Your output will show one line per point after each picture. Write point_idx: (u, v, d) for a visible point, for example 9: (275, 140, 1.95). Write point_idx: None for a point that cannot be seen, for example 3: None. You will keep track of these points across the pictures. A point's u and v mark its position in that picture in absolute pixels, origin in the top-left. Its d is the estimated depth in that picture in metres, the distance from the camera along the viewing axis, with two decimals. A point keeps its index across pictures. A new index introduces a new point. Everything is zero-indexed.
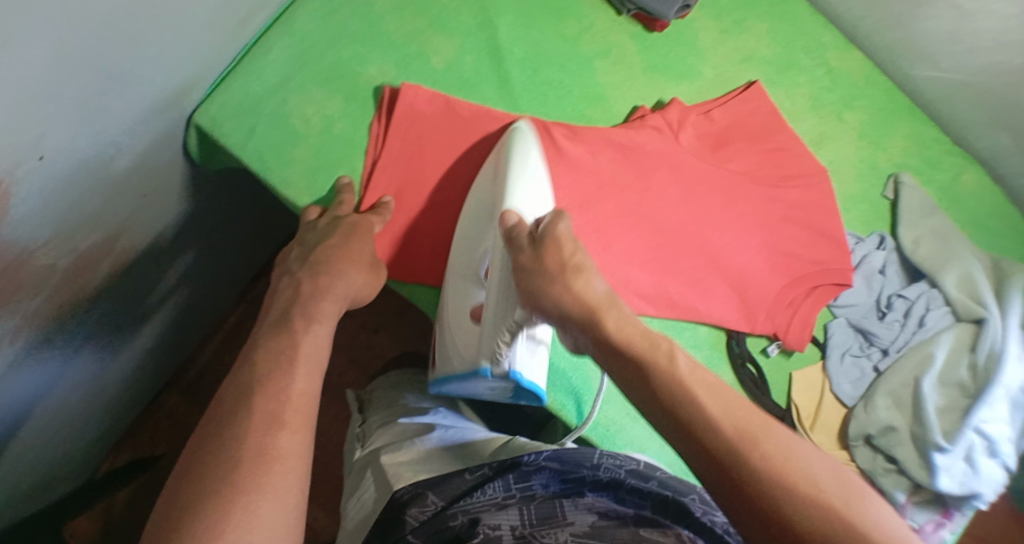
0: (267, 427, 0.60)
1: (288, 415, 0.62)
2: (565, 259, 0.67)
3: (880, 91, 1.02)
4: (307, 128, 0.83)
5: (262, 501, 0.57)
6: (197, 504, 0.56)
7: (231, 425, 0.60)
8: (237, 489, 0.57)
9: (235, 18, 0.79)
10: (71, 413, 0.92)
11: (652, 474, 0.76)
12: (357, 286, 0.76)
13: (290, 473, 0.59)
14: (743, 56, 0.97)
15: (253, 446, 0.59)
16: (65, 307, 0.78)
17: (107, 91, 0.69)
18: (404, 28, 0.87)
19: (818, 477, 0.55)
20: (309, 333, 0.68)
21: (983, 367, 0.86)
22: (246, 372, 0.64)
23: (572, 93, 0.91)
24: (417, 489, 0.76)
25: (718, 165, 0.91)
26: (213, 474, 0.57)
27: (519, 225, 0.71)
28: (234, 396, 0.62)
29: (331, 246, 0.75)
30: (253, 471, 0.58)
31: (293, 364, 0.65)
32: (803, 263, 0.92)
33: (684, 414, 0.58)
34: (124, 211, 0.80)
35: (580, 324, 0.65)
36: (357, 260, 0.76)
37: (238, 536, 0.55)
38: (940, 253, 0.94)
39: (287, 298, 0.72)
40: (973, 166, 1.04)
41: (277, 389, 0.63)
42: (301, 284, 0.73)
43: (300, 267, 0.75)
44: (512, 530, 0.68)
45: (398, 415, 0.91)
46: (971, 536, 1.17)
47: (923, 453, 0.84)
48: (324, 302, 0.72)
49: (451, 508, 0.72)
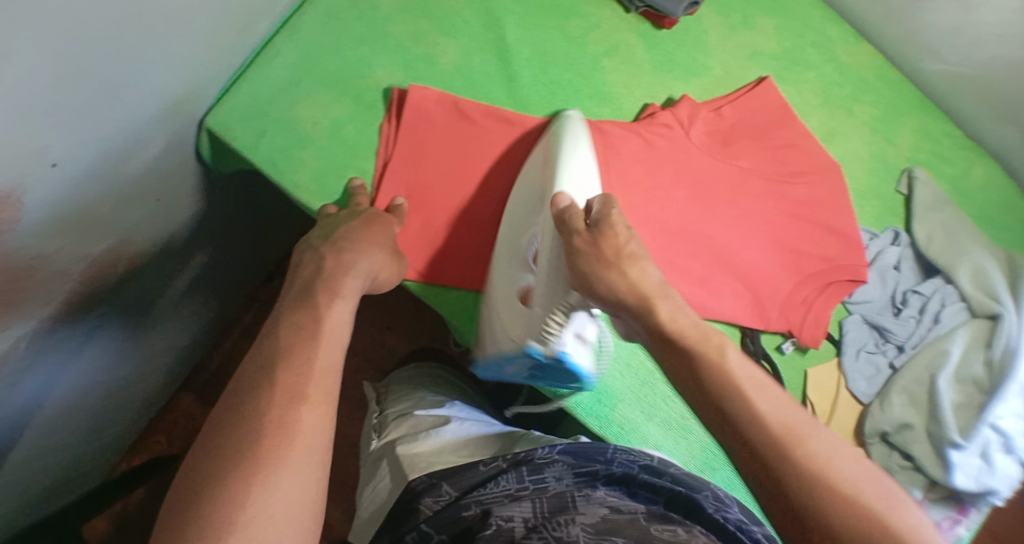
0: (289, 402, 0.60)
1: (309, 390, 0.62)
2: (621, 249, 0.71)
3: (889, 86, 1.01)
4: (316, 131, 0.83)
5: (280, 474, 0.57)
6: (216, 473, 0.56)
7: (253, 396, 0.60)
8: (261, 461, 0.57)
9: (242, 22, 0.79)
10: (85, 417, 0.93)
11: (666, 470, 0.75)
12: (380, 265, 0.75)
13: (312, 449, 0.59)
14: (750, 52, 0.97)
15: (274, 421, 0.59)
16: (77, 313, 0.79)
17: (116, 97, 0.69)
18: (411, 29, 0.87)
19: (856, 481, 0.58)
20: (332, 309, 0.68)
21: (998, 363, 0.85)
22: (269, 345, 0.64)
23: (581, 92, 0.90)
24: (432, 480, 0.76)
25: (727, 162, 0.91)
26: (235, 446, 0.57)
27: (572, 210, 0.72)
28: (256, 369, 0.62)
29: (353, 226, 0.75)
30: (275, 442, 0.58)
31: (315, 338, 0.65)
32: (816, 260, 0.91)
33: (728, 407, 0.62)
34: (137, 215, 0.80)
35: (633, 311, 0.70)
36: (381, 241, 0.76)
37: (258, 507, 0.55)
38: (954, 248, 0.93)
39: (310, 274, 0.72)
40: (985, 159, 1.03)
41: (298, 363, 0.63)
42: (324, 260, 0.73)
43: (323, 242, 0.75)
44: (525, 522, 0.67)
45: (413, 407, 0.91)
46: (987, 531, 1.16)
47: (938, 450, 0.84)
48: (347, 278, 0.71)
49: (465, 498, 0.72)
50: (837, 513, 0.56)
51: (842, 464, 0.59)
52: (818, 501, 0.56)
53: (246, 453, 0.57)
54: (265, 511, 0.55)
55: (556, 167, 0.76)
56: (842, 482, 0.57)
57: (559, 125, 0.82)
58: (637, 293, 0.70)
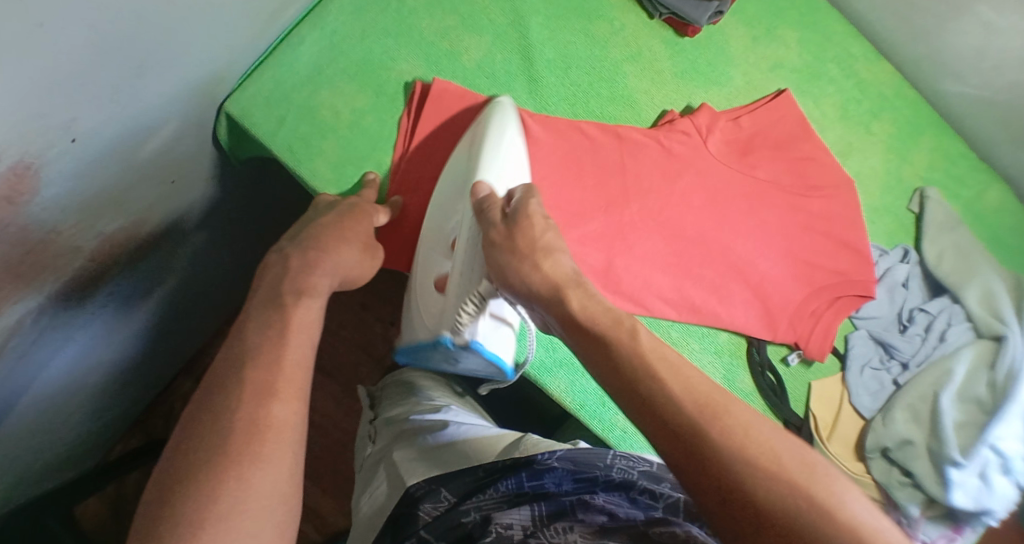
0: (260, 398, 0.59)
1: (281, 386, 0.61)
2: (534, 242, 0.70)
3: (907, 104, 1.02)
4: (337, 120, 0.83)
5: (254, 470, 0.57)
6: (186, 473, 0.56)
7: (223, 392, 0.60)
8: (233, 458, 0.56)
9: (269, 7, 0.79)
10: (85, 395, 0.93)
11: (665, 477, 0.76)
12: (349, 262, 0.74)
13: (284, 444, 0.59)
14: (772, 64, 0.97)
15: (245, 417, 0.58)
16: (87, 289, 0.79)
17: (141, 76, 0.69)
18: (436, 23, 0.87)
19: (777, 453, 0.54)
20: (300, 306, 0.67)
21: (1002, 384, 0.85)
22: (238, 342, 0.63)
23: (601, 95, 0.91)
24: (431, 485, 0.76)
25: (744, 172, 0.91)
26: (207, 444, 0.57)
27: (489, 197, 0.73)
28: (226, 365, 0.61)
29: (325, 225, 0.74)
30: (246, 439, 0.57)
31: (284, 335, 0.64)
32: (825, 273, 0.92)
33: (646, 389, 0.58)
34: (151, 196, 0.81)
35: (544, 302, 0.68)
36: (349, 236, 0.74)
37: (232, 503, 0.55)
38: (964, 269, 0.93)
39: (276, 272, 0.70)
40: (998, 183, 1.04)
41: (270, 359, 0.62)
42: (289, 259, 0.71)
43: (290, 243, 0.73)
44: (523, 529, 0.67)
45: (407, 410, 0.89)
46: None
47: (938, 468, 0.84)
48: (314, 276, 0.70)
49: (464, 503, 0.73)
50: (762, 487, 0.52)
51: (777, 441, 0.55)
52: (740, 480, 0.52)
53: (219, 451, 0.56)
54: (239, 508, 0.55)
55: (480, 158, 0.76)
56: (766, 458, 0.53)
57: (493, 108, 0.81)
58: (558, 275, 0.68)
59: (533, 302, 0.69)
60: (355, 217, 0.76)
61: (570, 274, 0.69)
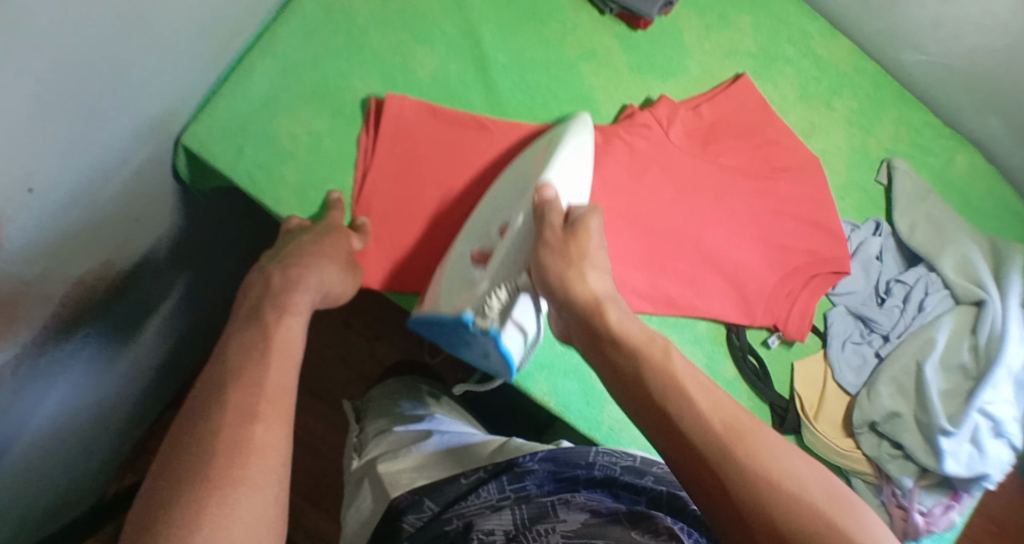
0: (241, 420, 0.59)
1: (262, 408, 0.61)
2: (585, 251, 0.71)
3: (867, 78, 1.02)
4: (296, 144, 0.83)
5: (238, 493, 0.56)
6: (171, 498, 0.55)
7: (205, 418, 0.59)
8: (213, 483, 0.56)
9: (216, 36, 0.79)
10: (74, 442, 0.92)
11: (647, 470, 0.77)
12: (332, 280, 0.74)
13: (266, 465, 0.58)
14: (728, 50, 0.97)
15: (228, 440, 0.58)
16: (61, 335, 0.78)
17: (93, 119, 0.69)
18: (387, 39, 0.87)
19: (805, 484, 0.56)
20: (282, 324, 0.67)
21: (984, 349, 0.86)
22: (219, 366, 0.63)
23: (560, 97, 0.90)
24: (415, 496, 0.76)
25: (709, 161, 0.91)
26: (190, 471, 0.56)
27: (554, 203, 0.72)
28: (208, 392, 0.61)
29: (308, 241, 0.74)
30: (230, 460, 0.57)
31: (268, 356, 0.64)
32: (799, 253, 0.92)
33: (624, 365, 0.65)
34: (117, 235, 0.80)
35: (581, 315, 0.69)
36: (332, 255, 0.74)
37: (215, 529, 0.54)
38: (936, 237, 0.93)
39: (258, 292, 0.70)
40: (965, 148, 1.04)
41: (249, 381, 0.62)
42: (270, 277, 0.71)
43: (271, 261, 0.73)
44: (506, 534, 0.68)
45: (393, 423, 0.89)
46: (986, 515, 1.16)
47: (929, 438, 0.84)
48: (296, 294, 0.69)
49: (447, 512, 0.73)
50: (787, 513, 0.54)
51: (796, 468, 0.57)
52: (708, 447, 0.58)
53: (201, 477, 0.56)
54: (219, 532, 0.54)
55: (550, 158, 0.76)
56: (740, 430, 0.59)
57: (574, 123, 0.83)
58: (588, 298, 0.69)
59: (570, 311, 0.69)
60: (338, 234, 0.77)
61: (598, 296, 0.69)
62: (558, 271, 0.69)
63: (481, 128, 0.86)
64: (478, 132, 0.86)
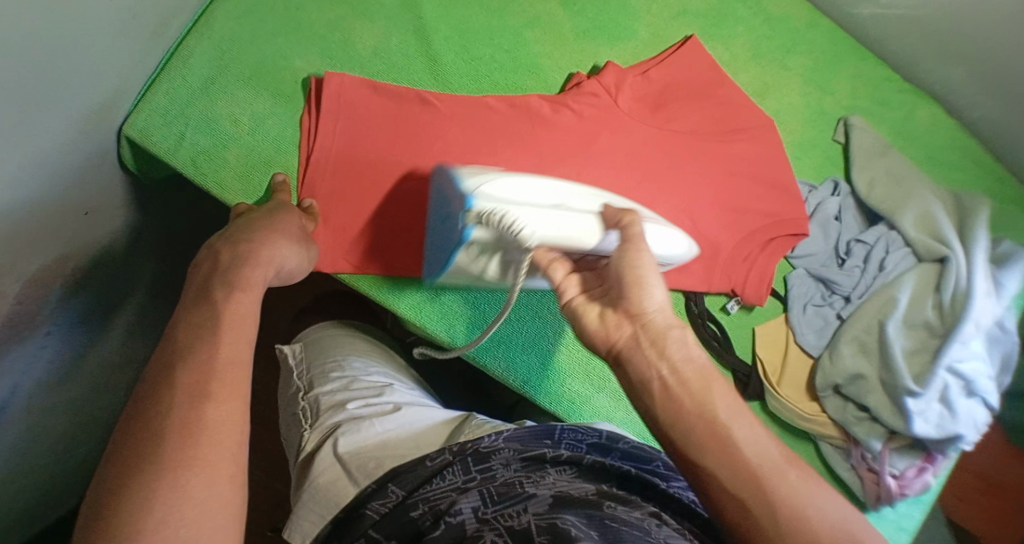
0: (192, 402, 0.56)
1: (213, 387, 0.57)
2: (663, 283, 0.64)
3: (821, 35, 1.00)
4: (237, 128, 0.82)
5: (191, 477, 0.53)
6: (123, 484, 0.52)
7: (154, 402, 0.56)
8: (163, 467, 0.53)
9: (154, 21, 0.77)
10: (50, 443, 0.87)
11: (613, 446, 0.72)
12: (284, 255, 0.71)
13: (221, 448, 0.55)
14: (676, 12, 0.95)
15: (178, 423, 0.55)
16: (22, 331, 0.73)
17: (35, 106, 0.65)
18: (326, 15, 0.86)
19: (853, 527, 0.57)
20: (232, 301, 0.63)
21: (949, 306, 0.84)
22: (169, 346, 0.60)
23: (504, 66, 0.89)
24: (378, 482, 0.69)
25: (658, 125, 0.90)
26: (139, 457, 0.53)
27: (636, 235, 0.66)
28: (157, 373, 0.58)
29: (259, 220, 0.72)
30: (180, 444, 0.54)
31: (216, 335, 0.60)
32: (756, 216, 0.90)
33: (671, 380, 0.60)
34: (68, 229, 0.76)
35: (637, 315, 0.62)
36: (284, 232, 0.73)
37: (168, 514, 0.52)
38: (896, 194, 0.92)
39: (206, 270, 0.66)
40: (927, 102, 1.01)
41: (200, 361, 0.58)
42: (219, 255, 0.68)
43: (218, 240, 0.70)
44: (475, 512, 0.61)
45: (353, 394, 0.81)
46: (985, 482, 1.11)
47: (895, 399, 0.83)
48: (249, 270, 0.67)
49: (411, 497, 0.67)
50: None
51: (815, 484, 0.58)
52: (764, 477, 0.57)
53: (151, 461, 0.53)
54: (173, 515, 0.52)
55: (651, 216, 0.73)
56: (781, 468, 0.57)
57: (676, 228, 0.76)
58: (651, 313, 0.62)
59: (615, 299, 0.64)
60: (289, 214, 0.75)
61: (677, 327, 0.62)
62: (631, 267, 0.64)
63: (426, 102, 0.85)
64: (422, 107, 0.85)
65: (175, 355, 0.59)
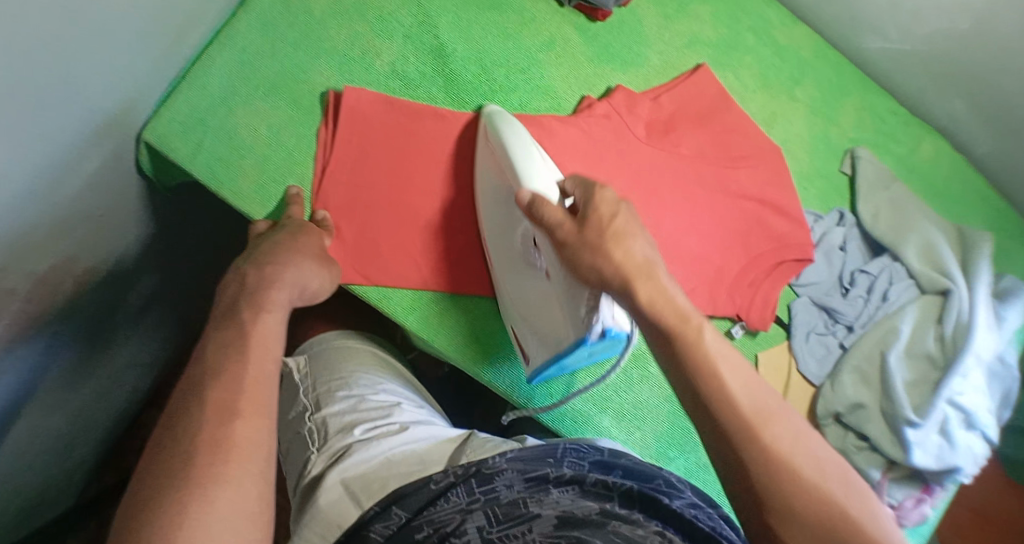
0: (219, 418, 0.57)
1: (241, 405, 0.58)
2: (615, 227, 0.68)
3: (830, 67, 1.02)
4: (255, 138, 0.83)
5: (218, 492, 0.53)
6: (150, 498, 0.52)
7: (181, 418, 0.57)
8: (190, 483, 0.53)
9: (177, 29, 0.78)
10: (50, 443, 0.87)
11: (615, 464, 0.72)
12: (306, 274, 0.73)
13: (249, 463, 0.56)
14: (688, 40, 0.97)
15: (206, 439, 0.56)
16: (31, 330, 0.73)
17: (60, 109, 0.66)
18: (346, 32, 0.88)
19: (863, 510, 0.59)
20: (258, 322, 0.65)
21: (951, 338, 0.85)
22: (198, 364, 0.61)
23: (518, 87, 0.91)
24: (384, 505, 0.69)
25: (669, 149, 0.91)
26: (167, 472, 0.54)
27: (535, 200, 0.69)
28: (186, 390, 0.59)
29: (277, 239, 0.73)
30: (210, 458, 0.55)
31: (244, 353, 0.62)
32: (762, 242, 0.91)
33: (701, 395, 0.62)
34: (83, 231, 0.77)
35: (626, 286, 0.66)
36: (301, 248, 0.73)
37: (194, 526, 0.52)
38: (900, 225, 0.93)
39: (232, 294, 0.68)
40: (932, 136, 1.03)
41: (228, 378, 0.59)
42: (246, 277, 0.69)
43: (244, 261, 0.72)
44: (480, 532, 0.62)
45: (357, 417, 0.81)
46: (980, 517, 1.12)
47: (894, 429, 0.83)
48: (273, 290, 0.68)
49: (416, 518, 0.66)
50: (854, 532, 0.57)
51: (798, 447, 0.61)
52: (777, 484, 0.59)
53: (176, 478, 0.53)
54: (199, 530, 0.52)
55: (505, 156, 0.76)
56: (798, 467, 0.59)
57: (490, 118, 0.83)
58: (631, 263, 0.66)
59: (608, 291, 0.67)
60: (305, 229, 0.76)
61: (645, 259, 0.67)
62: (593, 257, 0.66)
63: (440, 122, 0.87)
64: (437, 126, 0.87)
65: (204, 373, 0.60)
